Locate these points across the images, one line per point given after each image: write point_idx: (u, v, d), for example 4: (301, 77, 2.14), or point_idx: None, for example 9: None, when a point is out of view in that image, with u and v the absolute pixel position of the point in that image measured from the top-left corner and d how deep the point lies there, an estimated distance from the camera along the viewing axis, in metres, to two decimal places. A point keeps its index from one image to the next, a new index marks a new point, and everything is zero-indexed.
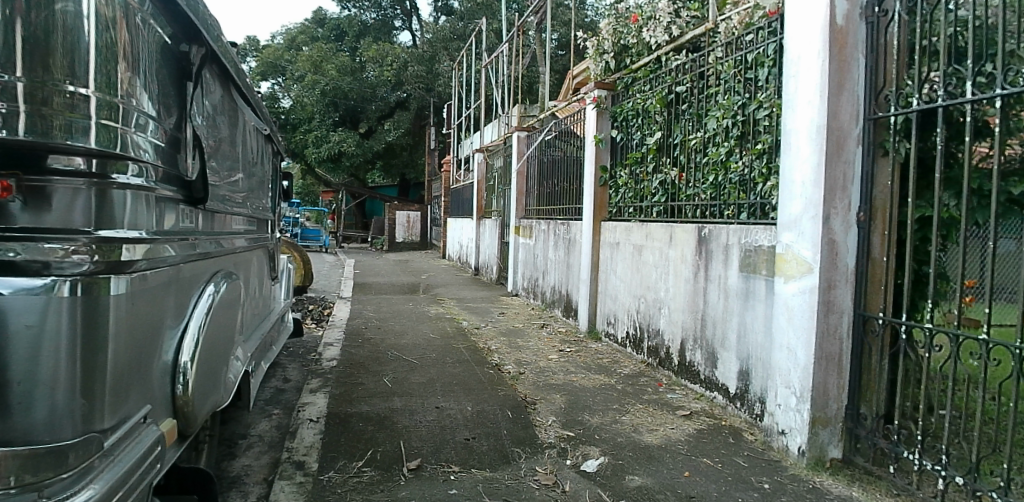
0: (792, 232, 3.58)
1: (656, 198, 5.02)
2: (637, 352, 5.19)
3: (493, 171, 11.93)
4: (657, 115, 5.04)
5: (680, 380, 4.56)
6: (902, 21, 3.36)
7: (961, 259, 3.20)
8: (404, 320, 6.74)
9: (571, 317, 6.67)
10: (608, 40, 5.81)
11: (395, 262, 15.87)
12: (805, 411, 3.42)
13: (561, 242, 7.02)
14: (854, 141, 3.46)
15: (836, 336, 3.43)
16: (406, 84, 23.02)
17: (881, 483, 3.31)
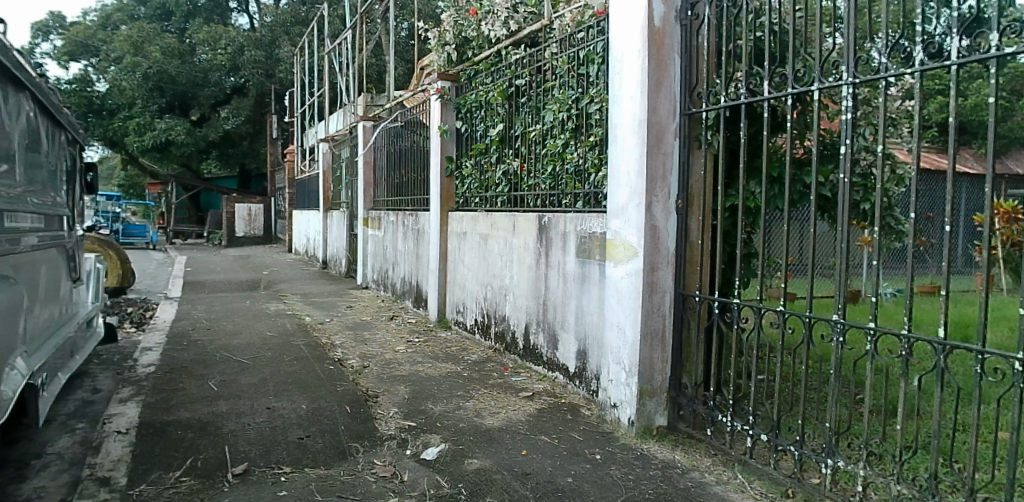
0: (620, 219, 3.82)
1: (500, 188, 5.15)
2: (485, 338, 5.31)
3: (339, 162, 11.65)
4: (499, 107, 5.16)
5: (525, 364, 4.72)
6: (710, 24, 3.67)
7: (763, 241, 3.58)
8: (240, 319, 6.39)
9: (421, 308, 6.68)
10: (449, 31, 5.89)
11: (236, 258, 15.01)
12: (633, 384, 3.69)
13: (410, 234, 7.04)
14: (672, 134, 3.74)
15: (658, 314, 3.72)
16: (243, 69, 21.95)
17: (700, 445, 3.66)
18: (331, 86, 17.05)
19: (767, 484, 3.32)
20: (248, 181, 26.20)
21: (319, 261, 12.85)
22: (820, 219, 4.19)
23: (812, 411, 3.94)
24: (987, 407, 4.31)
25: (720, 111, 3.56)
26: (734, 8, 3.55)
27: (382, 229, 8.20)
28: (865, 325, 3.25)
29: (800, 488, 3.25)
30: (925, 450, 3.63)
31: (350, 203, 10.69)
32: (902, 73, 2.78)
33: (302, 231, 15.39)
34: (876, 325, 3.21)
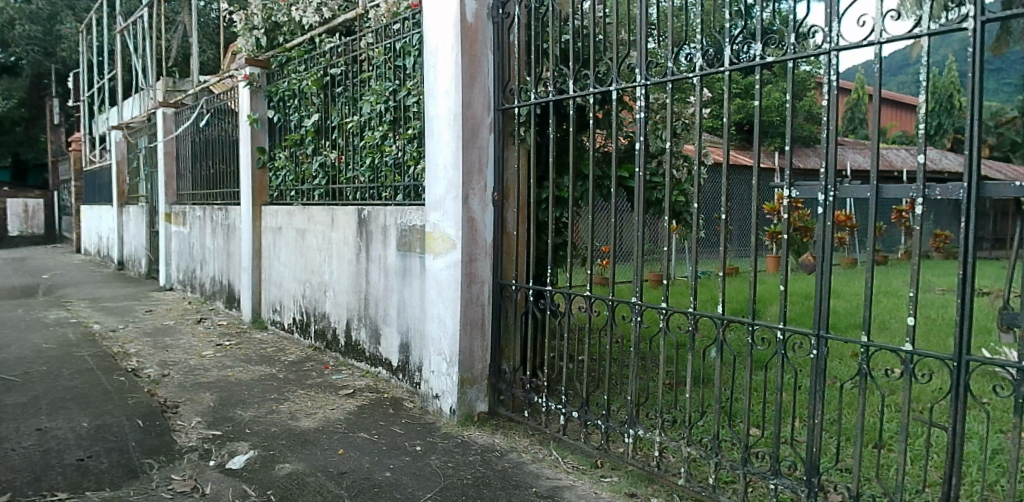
0: (438, 212, 3.85)
1: (317, 181, 5.00)
2: (305, 337, 5.13)
3: (135, 152, 10.63)
4: (313, 96, 5.02)
5: (347, 361, 4.62)
6: (519, 23, 3.81)
7: (574, 231, 3.79)
8: (10, 331, 5.57)
9: (234, 308, 6.29)
10: (257, 15, 5.52)
11: (9, 263, 13.07)
12: (454, 373, 3.75)
13: (219, 230, 6.61)
14: (487, 129, 3.83)
15: (477, 304, 3.80)
16: (15, 46, 19.09)
17: (519, 427, 3.82)
18: (127, 69, 15.40)
19: (578, 457, 3.57)
20: (26, 173, 23.36)
21: (116, 262, 11.61)
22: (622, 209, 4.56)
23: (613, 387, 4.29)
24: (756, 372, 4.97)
25: (531, 107, 3.70)
26: (540, 10, 3.71)
27: (188, 226, 7.60)
28: (658, 306, 3.58)
29: (607, 458, 3.53)
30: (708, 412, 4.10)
31: (152, 197, 9.76)
32: (687, 76, 3.18)
33: (95, 229, 13.70)
34: (667, 305, 3.56)
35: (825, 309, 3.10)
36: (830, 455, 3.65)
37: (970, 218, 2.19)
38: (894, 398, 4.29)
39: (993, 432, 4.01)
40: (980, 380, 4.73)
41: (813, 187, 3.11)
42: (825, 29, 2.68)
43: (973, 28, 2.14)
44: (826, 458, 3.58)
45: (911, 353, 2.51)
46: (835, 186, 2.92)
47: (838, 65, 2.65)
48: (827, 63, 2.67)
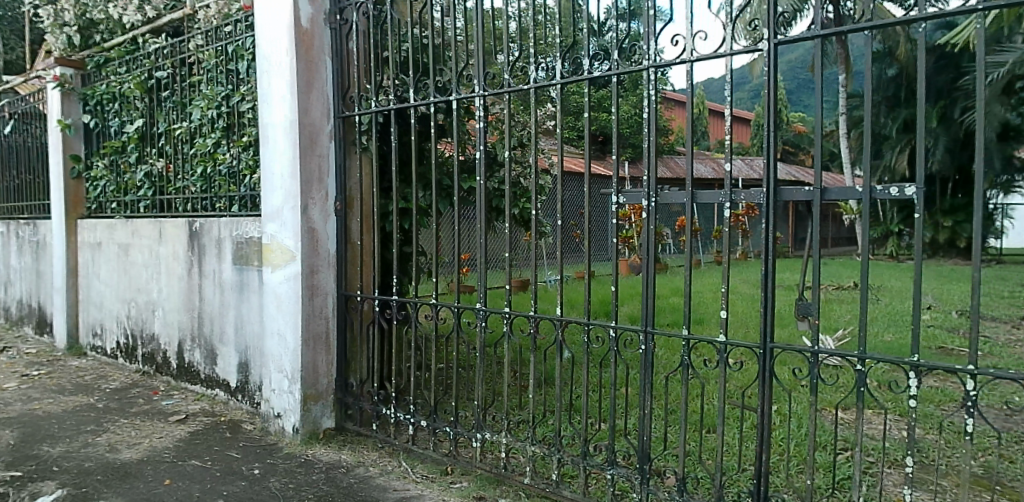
0: (276, 223, 3.69)
1: (142, 191, 4.69)
2: (130, 361, 4.77)
3: None
4: (136, 100, 4.70)
5: (179, 385, 4.35)
6: (357, 31, 3.75)
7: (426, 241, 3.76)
8: None
9: (47, 335, 5.70)
10: (69, 12, 5.38)
11: None
12: (297, 390, 3.62)
13: (27, 248, 5.97)
14: (327, 137, 3.72)
15: (320, 317, 3.69)
16: None
17: (368, 441, 3.75)
18: None
19: (428, 466, 3.56)
20: None
21: None
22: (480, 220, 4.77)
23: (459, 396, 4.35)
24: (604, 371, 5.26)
25: (372, 115, 3.65)
26: (380, 19, 3.69)
27: None
28: (501, 311, 3.66)
29: (456, 465, 3.54)
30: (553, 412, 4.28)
31: None
32: (525, 87, 3.57)
33: None
34: (510, 309, 3.65)
35: (652, 310, 3.46)
36: (662, 444, 3.92)
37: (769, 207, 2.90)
38: (713, 386, 4.72)
39: (804, 410, 4.49)
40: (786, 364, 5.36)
41: (637, 193, 3.56)
42: (646, 47, 3.24)
43: (766, 47, 2.73)
44: (654, 451, 3.82)
45: (725, 343, 3.13)
46: (656, 192, 3.41)
47: (657, 80, 3.21)
48: (648, 77, 3.22)
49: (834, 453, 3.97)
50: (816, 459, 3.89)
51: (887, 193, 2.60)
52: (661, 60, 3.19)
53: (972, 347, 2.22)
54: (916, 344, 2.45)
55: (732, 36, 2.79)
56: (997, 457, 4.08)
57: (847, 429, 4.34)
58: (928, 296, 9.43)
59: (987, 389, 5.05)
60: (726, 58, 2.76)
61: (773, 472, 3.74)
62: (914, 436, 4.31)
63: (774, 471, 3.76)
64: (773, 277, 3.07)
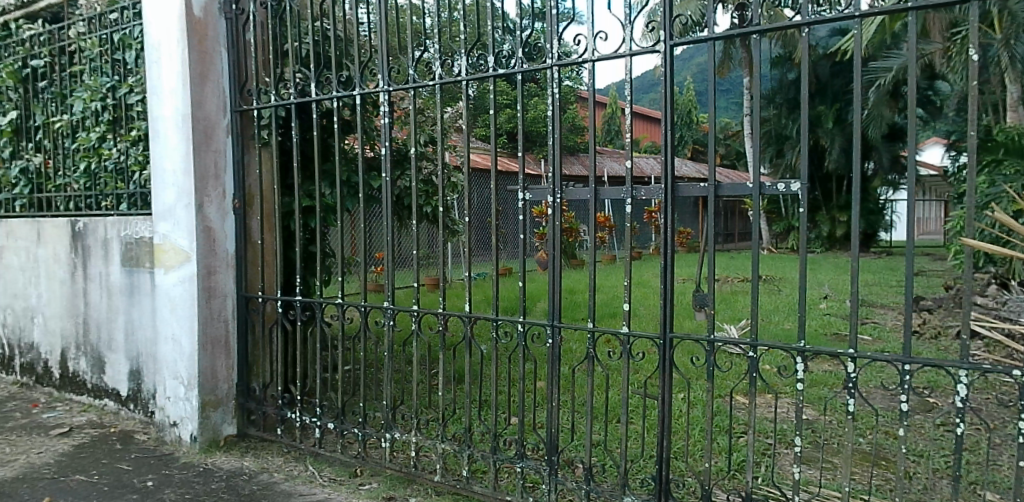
0: (168, 222, 3.51)
1: (17, 189, 4.40)
2: (7, 373, 4.48)
3: None
4: (9, 91, 4.38)
5: (63, 396, 4.12)
6: (255, 22, 3.61)
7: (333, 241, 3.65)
8: None
9: None
10: None
11: None
12: (194, 397, 3.47)
13: None
14: (223, 131, 3.56)
15: (219, 320, 3.54)
16: None
17: (272, 446, 3.64)
18: None
19: (337, 469, 3.48)
20: None
21: None
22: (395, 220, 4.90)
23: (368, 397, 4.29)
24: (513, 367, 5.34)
25: (271, 110, 3.52)
26: (280, 10, 3.58)
27: None
28: (409, 308, 3.61)
29: (366, 466, 3.48)
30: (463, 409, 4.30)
31: None
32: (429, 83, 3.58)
33: None
34: (418, 306, 3.61)
35: (558, 304, 3.52)
36: (570, 437, 4.02)
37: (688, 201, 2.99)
38: (618, 377, 4.89)
39: (705, 397, 4.70)
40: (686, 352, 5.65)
41: (542, 190, 3.63)
42: (548, 46, 3.33)
43: (663, 49, 2.98)
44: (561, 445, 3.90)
45: (628, 334, 3.25)
46: (560, 189, 3.49)
47: (560, 78, 3.31)
48: (550, 75, 3.31)
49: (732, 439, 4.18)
50: (716, 444, 4.08)
51: (775, 188, 2.86)
52: (564, 59, 3.29)
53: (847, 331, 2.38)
54: (803, 332, 2.66)
55: (630, 37, 2.94)
56: (879, 433, 4.41)
57: (744, 412, 4.58)
58: (825, 288, 10.08)
59: (872, 371, 5.45)
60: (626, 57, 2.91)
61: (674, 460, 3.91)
62: (805, 417, 4.60)
63: (675, 460, 3.92)
64: (671, 270, 3.23)
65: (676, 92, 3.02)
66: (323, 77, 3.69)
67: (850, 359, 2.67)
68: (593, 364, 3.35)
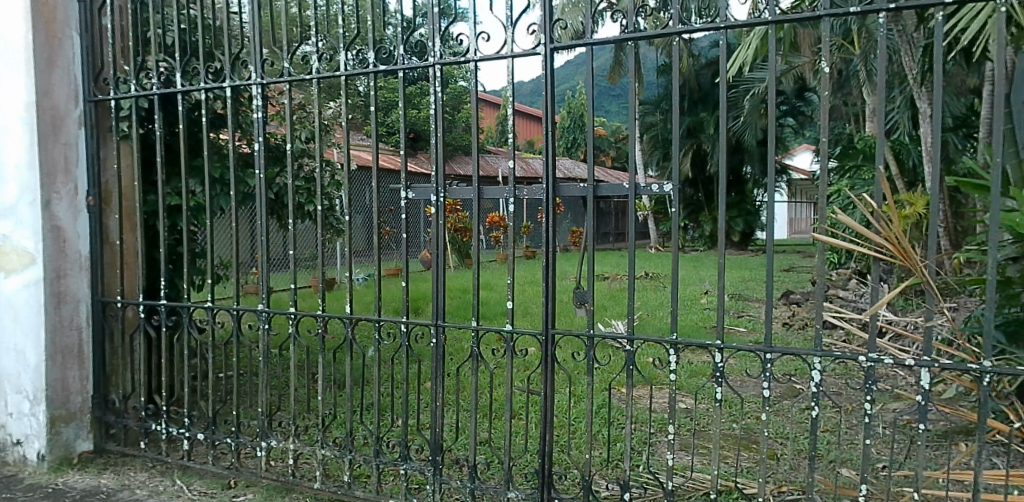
0: (8, 221, 3.20)
1: None
2: None
3: None
4: None
5: None
6: (111, 5, 3.35)
7: (207, 241, 3.41)
8: None
9: None
10: None
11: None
12: (41, 412, 3.20)
13: None
14: (74, 123, 3.28)
15: (71, 327, 3.27)
16: None
17: (135, 461, 3.41)
18: None
19: (207, 482, 3.30)
20: None
21: None
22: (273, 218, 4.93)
23: (244, 406, 4.13)
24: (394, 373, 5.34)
25: (130, 101, 3.27)
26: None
27: None
28: (286, 311, 3.48)
29: (240, 477, 3.30)
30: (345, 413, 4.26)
31: None
32: (305, 78, 3.46)
33: None
34: (295, 309, 3.49)
35: (441, 304, 3.51)
36: (458, 438, 4.15)
37: (590, 211, 3.10)
38: (501, 374, 5.03)
39: (585, 392, 4.88)
40: (567, 347, 5.90)
41: (424, 189, 3.58)
42: (430, 43, 3.32)
43: (544, 51, 3.05)
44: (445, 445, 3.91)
45: (511, 332, 3.29)
46: (443, 188, 3.46)
47: (441, 77, 3.32)
48: (432, 74, 3.29)
49: (613, 431, 4.34)
50: (597, 437, 4.24)
51: (649, 189, 3.01)
52: (445, 58, 3.29)
53: (721, 327, 2.62)
54: (675, 326, 2.82)
55: (511, 38, 2.97)
56: (746, 418, 4.75)
57: (623, 403, 4.81)
58: (708, 284, 10.72)
59: (741, 362, 5.88)
60: (508, 58, 2.97)
61: (556, 454, 4.01)
62: (681, 406, 4.87)
63: (557, 454, 4.02)
64: (553, 270, 3.23)
65: (555, 95, 3.09)
66: (190, 68, 3.49)
67: (716, 350, 2.86)
68: (475, 363, 3.37)
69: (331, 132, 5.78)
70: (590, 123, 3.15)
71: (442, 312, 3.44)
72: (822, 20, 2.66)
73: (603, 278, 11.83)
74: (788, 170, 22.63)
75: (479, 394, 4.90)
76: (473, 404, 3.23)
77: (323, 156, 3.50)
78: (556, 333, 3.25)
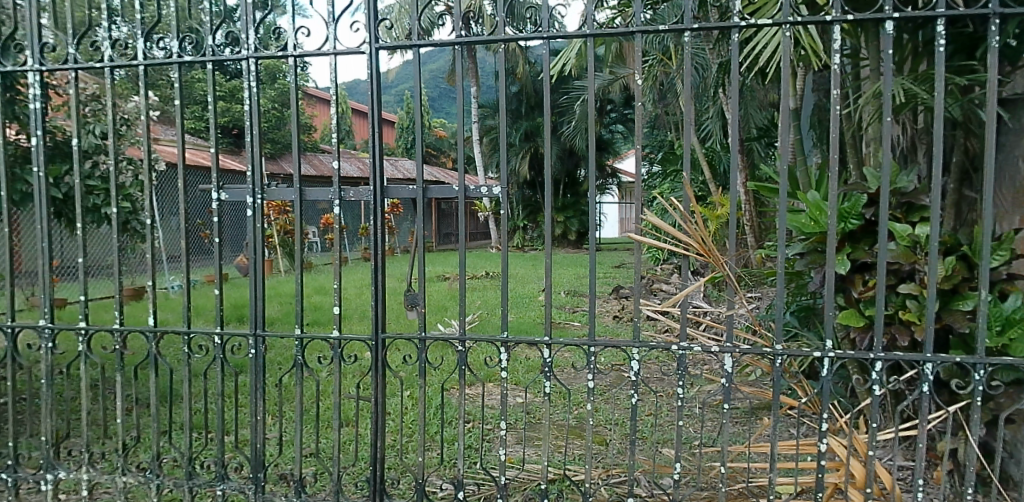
0: None
1: None
2: None
3: None
4: None
5: None
6: None
7: None
8: None
9: None
10: None
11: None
12: None
13: None
14: None
15: None
16: None
17: None
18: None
19: None
20: None
21: None
22: (58, 221, 4.47)
23: (20, 438, 3.67)
24: (207, 397, 5.04)
25: None
26: None
27: None
28: (74, 326, 3.06)
29: None
30: (144, 440, 3.98)
31: None
32: (95, 65, 3.07)
33: None
34: (85, 323, 3.07)
35: (260, 312, 3.16)
36: (276, 454, 3.99)
37: (420, 211, 2.99)
38: (326, 392, 4.97)
39: (412, 397, 4.95)
40: (394, 354, 5.95)
41: (240, 190, 3.25)
42: (242, 35, 3.03)
43: (368, 50, 2.94)
44: (269, 462, 3.73)
45: (338, 338, 3.04)
46: (261, 188, 3.12)
47: (256, 72, 3.04)
48: (246, 67, 3.03)
49: (448, 433, 4.36)
50: (432, 440, 4.26)
51: (479, 192, 3.02)
52: (260, 52, 3.03)
53: (538, 324, 2.70)
54: (506, 325, 2.83)
55: (334, 35, 2.83)
56: (572, 408, 5.02)
57: (451, 404, 4.92)
58: (546, 283, 11.23)
59: (567, 356, 6.25)
60: (331, 55, 2.85)
61: (388, 460, 3.92)
62: (509, 402, 5.08)
63: (389, 461, 3.93)
64: (382, 272, 3.07)
65: (381, 96, 2.99)
66: None
67: (545, 346, 2.92)
68: (301, 373, 3.10)
69: (129, 127, 5.20)
70: (418, 122, 3.03)
71: (261, 317, 3.15)
72: (634, 35, 2.86)
73: (446, 281, 11.88)
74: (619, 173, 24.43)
75: (303, 409, 4.75)
76: (295, 415, 3.05)
77: (121, 149, 3.03)
78: (388, 338, 3.10)
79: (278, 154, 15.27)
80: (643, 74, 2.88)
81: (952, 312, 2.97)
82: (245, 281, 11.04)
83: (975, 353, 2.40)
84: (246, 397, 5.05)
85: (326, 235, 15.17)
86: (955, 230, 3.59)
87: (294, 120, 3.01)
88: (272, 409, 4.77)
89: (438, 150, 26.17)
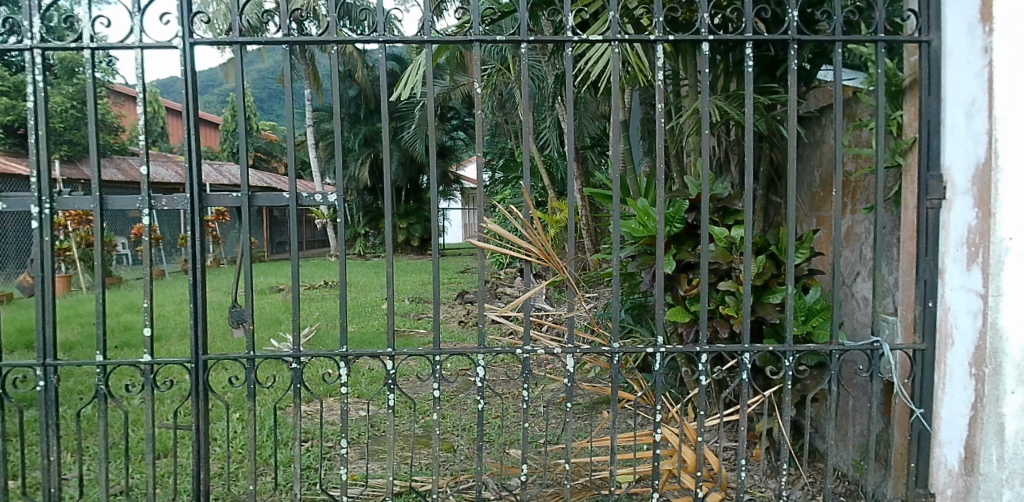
0: None
1: None
2: None
3: None
4: None
5: None
6: None
7: None
8: None
9: None
10: None
11: None
12: None
13: None
14: None
15: None
16: None
17: None
18: None
19: None
20: None
21: None
22: None
23: None
24: None
25: None
26: None
27: None
28: None
29: None
30: None
31: None
32: None
33: None
34: None
35: (50, 338, 2.62)
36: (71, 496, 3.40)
37: (245, 219, 2.69)
38: (136, 423, 4.35)
39: (241, 420, 4.51)
40: (220, 375, 5.40)
41: (22, 198, 2.65)
42: (24, 21, 2.52)
43: (180, 45, 2.59)
44: None
45: (149, 362, 2.63)
46: (49, 195, 2.61)
47: (42, 64, 2.54)
48: (27, 59, 2.53)
49: (283, 455, 4.03)
50: (264, 463, 3.91)
51: (312, 199, 2.79)
52: (49, 42, 2.54)
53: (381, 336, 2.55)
54: (344, 338, 2.62)
55: (139, 27, 2.46)
56: (420, 418, 4.91)
57: (288, 425, 4.55)
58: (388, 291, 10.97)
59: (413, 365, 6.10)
60: (136, 49, 2.47)
61: (214, 491, 3.49)
62: (352, 416, 4.84)
63: (216, 490, 3.50)
64: (201, 285, 2.71)
65: (199, 95, 2.66)
66: None
67: (387, 357, 2.76)
68: (104, 406, 2.63)
69: None
70: (243, 123, 2.73)
71: (48, 344, 2.62)
72: (472, 44, 2.84)
73: (280, 292, 11.13)
74: (460, 178, 24.76)
75: (106, 446, 4.11)
76: (96, 456, 2.60)
77: None
78: (209, 358, 2.75)
79: (76, 157, 13.32)
80: (481, 83, 2.83)
81: (766, 305, 3.32)
82: (32, 302, 9.44)
83: (784, 342, 2.65)
84: (33, 436, 4.25)
85: (137, 247, 13.48)
86: (764, 231, 4.05)
87: (94, 118, 2.57)
88: (67, 447, 4.07)
89: (269, 154, 24.58)
